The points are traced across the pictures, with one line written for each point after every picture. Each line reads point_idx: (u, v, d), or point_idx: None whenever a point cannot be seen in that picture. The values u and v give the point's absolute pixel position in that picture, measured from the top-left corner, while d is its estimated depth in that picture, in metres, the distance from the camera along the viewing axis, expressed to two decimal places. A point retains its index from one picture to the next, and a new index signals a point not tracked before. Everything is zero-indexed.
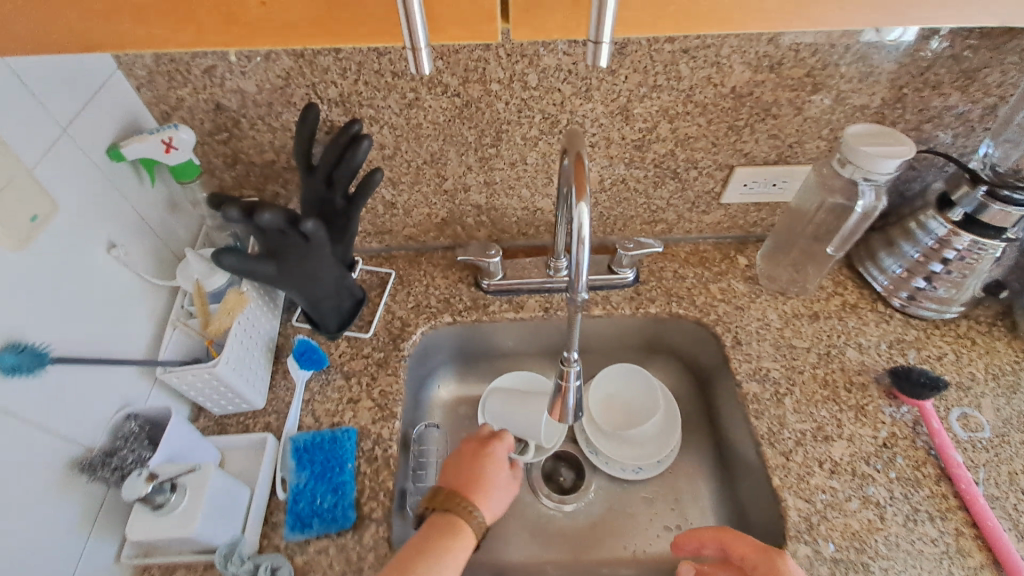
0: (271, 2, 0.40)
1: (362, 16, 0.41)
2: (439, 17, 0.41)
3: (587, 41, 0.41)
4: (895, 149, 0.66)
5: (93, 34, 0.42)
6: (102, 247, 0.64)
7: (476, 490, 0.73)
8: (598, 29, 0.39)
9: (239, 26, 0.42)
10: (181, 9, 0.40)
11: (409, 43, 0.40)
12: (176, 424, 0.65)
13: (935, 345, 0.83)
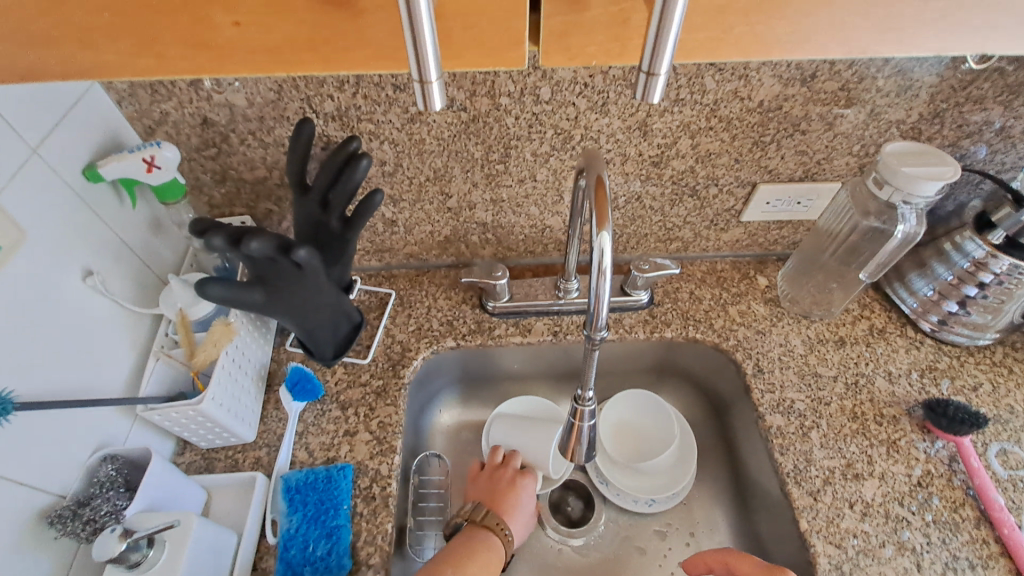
0: (245, 20, 0.35)
1: (356, 41, 0.37)
2: (455, 42, 0.37)
3: (638, 72, 0.36)
4: (937, 169, 0.62)
5: (60, 67, 0.37)
6: (76, 275, 0.59)
7: (509, 510, 0.75)
8: (653, 59, 0.34)
9: (212, 50, 0.37)
10: (147, 29, 0.35)
11: (418, 77, 0.35)
12: (156, 469, 0.59)
13: (970, 375, 0.78)
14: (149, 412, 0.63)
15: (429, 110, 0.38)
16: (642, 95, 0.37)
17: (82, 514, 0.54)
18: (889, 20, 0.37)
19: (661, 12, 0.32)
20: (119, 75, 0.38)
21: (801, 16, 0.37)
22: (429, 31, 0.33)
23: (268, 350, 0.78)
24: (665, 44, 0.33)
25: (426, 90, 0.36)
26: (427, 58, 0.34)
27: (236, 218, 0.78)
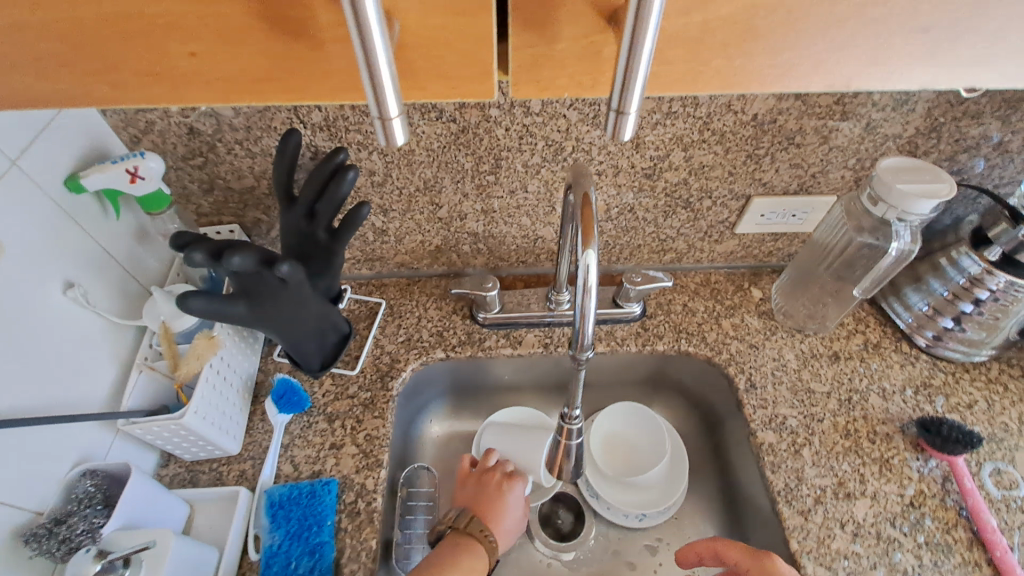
0: (202, 52, 0.35)
1: (317, 74, 0.37)
2: (421, 74, 0.37)
3: (609, 110, 0.35)
4: (932, 187, 0.61)
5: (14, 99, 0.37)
6: (57, 287, 0.58)
7: (499, 510, 0.73)
8: (623, 96, 0.33)
9: (168, 81, 0.36)
10: (102, 61, 0.35)
11: (376, 113, 0.34)
12: (136, 485, 0.58)
13: (965, 392, 0.77)
14: (131, 426, 0.62)
15: (391, 146, 0.36)
16: (613, 132, 0.36)
17: (57, 533, 0.52)
18: (877, 49, 0.36)
19: (629, 54, 0.31)
20: (82, 103, 0.38)
21: (791, 43, 0.36)
22: (387, 71, 0.31)
23: (255, 360, 0.77)
24: (634, 84, 0.33)
25: (387, 127, 0.34)
26: (386, 97, 0.32)
27: (225, 227, 0.77)
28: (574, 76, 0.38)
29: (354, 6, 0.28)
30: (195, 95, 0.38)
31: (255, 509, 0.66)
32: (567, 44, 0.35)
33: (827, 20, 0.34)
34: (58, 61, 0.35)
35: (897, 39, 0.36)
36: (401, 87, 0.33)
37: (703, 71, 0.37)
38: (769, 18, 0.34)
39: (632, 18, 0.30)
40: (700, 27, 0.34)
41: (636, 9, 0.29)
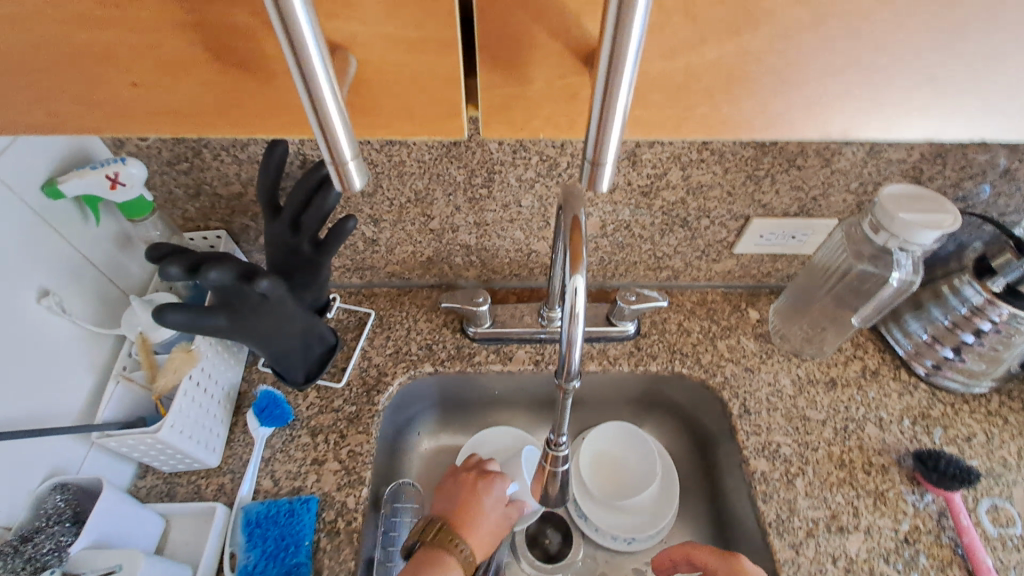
0: (144, 84, 0.36)
1: (269, 108, 0.38)
2: (383, 109, 0.38)
3: (584, 161, 0.35)
4: (936, 217, 0.60)
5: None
6: (32, 295, 0.56)
7: (474, 514, 0.71)
8: (598, 148, 0.34)
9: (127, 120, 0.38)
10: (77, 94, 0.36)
11: (331, 160, 0.33)
12: (107, 502, 0.57)
13: (964, 424, 0.76)
14: (105, 439, 0.60)
15: (349, 190, 0.35)
16: (589, 183, 0.36)
17: (23, 552, 0.51)
18: (871, 91, 0.36)
19: (602, 106, 0.31)
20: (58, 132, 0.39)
21: (783, 82, 0.35)
22: (340, 120, 0.31)
23: (238, 369, 0.76)
24: (609, 136, 0.33)
25: (342, 172, 0.34)
26: (340, 143, 0.32)
27: (211, 232, 0.74)
28: (550, 118, 0.39)
29: (299, 60, 0.28)
30: (176, 124, 0.39)
31: (232, 526, 0.65)
32: (542, 85, 0.36)
33: (821, 61, 0.34)
34: (39, 88, 0.36)
35: (890, 78, 0.35)
36: (355, 132, 0.33)
37: (692, 111, 0.37)
38: (755, 60, 0.34)
39: (604, 73, 0.30)
40: (682, 71, 0.35)
41: (609, 61, 0.29)
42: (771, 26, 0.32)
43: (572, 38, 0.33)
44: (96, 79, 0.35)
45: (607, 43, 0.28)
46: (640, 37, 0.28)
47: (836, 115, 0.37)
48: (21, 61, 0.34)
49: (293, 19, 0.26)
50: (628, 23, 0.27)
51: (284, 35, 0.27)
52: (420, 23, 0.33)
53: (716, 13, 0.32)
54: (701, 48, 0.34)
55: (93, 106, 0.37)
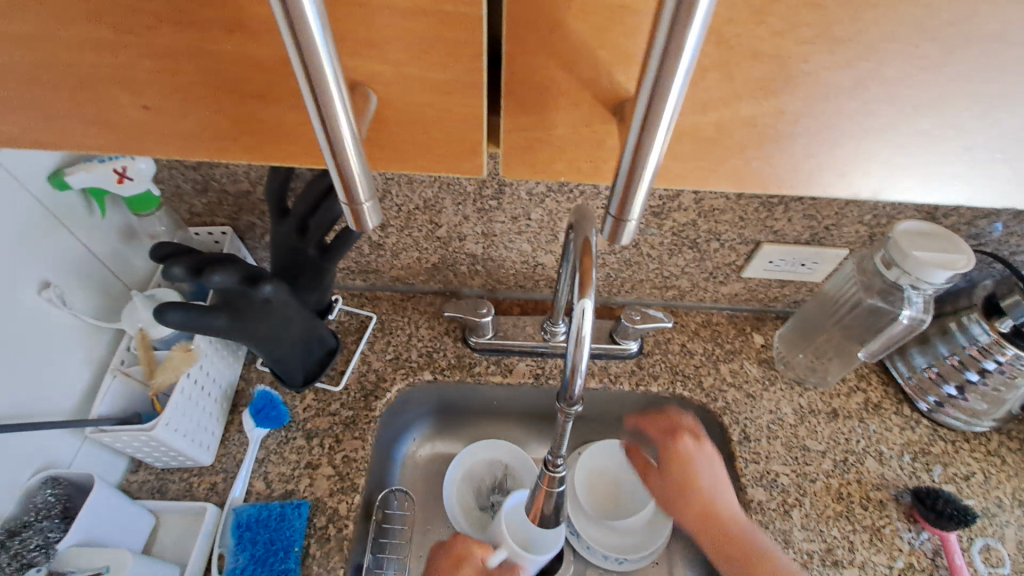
0: (156, 106, 0.35)
1: (283, 136, 0.38)
2: (400, 142, 0.38)
3: (607, 215, 0.34)
4: (949, 256, 0.60)
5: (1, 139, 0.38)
6: (33, 287, 0.56)
7: None
8: (624, 204, 0.32)
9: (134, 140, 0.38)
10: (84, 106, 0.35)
11: (347, 201, 0.32)
12: (95, 500, 0.56)
13: (963, 462, 0.75)
14: (99, 434, 0.60)
15: (362, 230, 0.34)
16: (609, 236, 0.35)
17: (9, 547, 0.51)
18: (902, 148, 0.35)
19: (632, 162, 0.30)
20: (64, 140, 0.38)
21: (811, 137, 0.35)
22: (357, 162, 0.30)
23: (236, 367, 0.75)
24: (636, 191, 0.32)
25: (356, 213, 0.33)
26: (357, 184, 0.31)
27: (217, 228, 0.73)
28: (573, 162, 0.39)
29: (320, 103, 0.27)
30: (190, 148, 0.39)
31: (222, 527, 0.64)
32: (565, 131, 0.37)
33: (852, 117, 0.34)
34: (47, 95, 0.35)
35: (921, 137, 0.34)
36: (372, 173, 0.32)
37: (721, 157, 0.37)
38: (785, 120, 0.34)
39: (637, 126, 0.29)
40: (713, 126, 0.35)
41: (643, 117, 0.28)
42: (805, 88, 0.32)
43: (600, 88, 0.33)
44: (115, 96, 0.35)
45: (642, 103, 0.27)
46: (678, 100, 0.27)
47: (859, 173, 0.37)
48: (39, 74, 0.33)
49: (317, 66, 0.26)
50: (668, 85, 0.26)
51: (306, 81, 0.26)
52: (445, 65, 0.33)
53: (754, 71, 0.32)
54: (735, 103, 0.34)
55: (104, 126, 0.37)
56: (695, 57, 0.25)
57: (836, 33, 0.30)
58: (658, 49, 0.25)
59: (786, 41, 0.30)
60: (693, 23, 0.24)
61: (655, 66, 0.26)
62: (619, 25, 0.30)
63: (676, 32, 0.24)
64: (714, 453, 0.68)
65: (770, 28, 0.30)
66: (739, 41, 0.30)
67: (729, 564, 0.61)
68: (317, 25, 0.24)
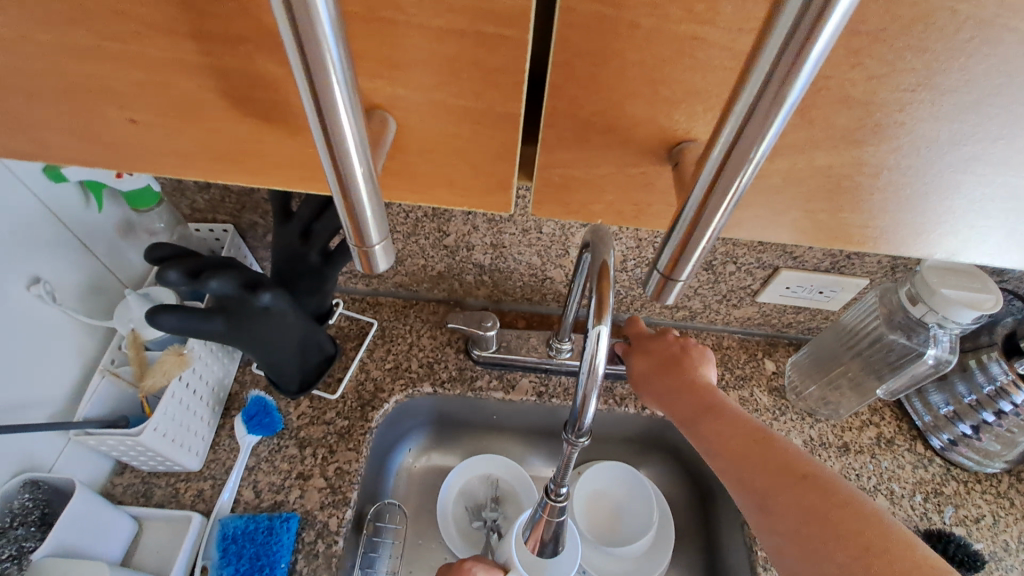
0: (142, 121, 0.34)
1: (278, 162, 0.37)
2: (413, 159, 0.35)
3: (652, 267, 0.31)
4: (978, 295, 0.57)
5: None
6: (21, 282, 0.53)
7: None
8: (676, 263, 0.29)
9: (125, 147, 0.36)
10: (78, 106, 0.33)
11: (363, 243, 0.30)
12: (76, 508, 0.54)
13: (975, 504, 0.72)
14: (84, 438, 0.57)
15: (374, 273, 0.32)
16: (654, 293, 0.32)
17: None
18: (957, 190, 0.33)
19: (692, 222, 0.27)
20: (61, 140, 0.35)
21: (890, 181, 0.34)
22: (373, 203, 0.28)
23: (230, 369, 0.73)
24: (691, 253, 0.28)
25: (367, 257, 0.30)
26: (371, 227, 0.29)
27: (218, 225, 0.71)
28: (612, 205, 0.38)
29: (335, 146, 0.25)
30: (192, 157, 0.37)
31: (206, 539, 0.62)
32: (607, 170, 0.36)
33: (922, 155, 0.32)
34: (42, 95, 0.32)
35: (979, 178, 0.33)
36: (387, 214, 0.29)
37: (768, 181, 0.35)
38: (866, 171, 0.33)
39: (705, 182, 0.26)
40: (782, 175, 0.34)
41: (714, 175, 0.25)
42: (889, 139, 0.31)
43: (656, 127, 0.32)
44: (126, 100, 0.32)
45: (715, 157, 0.25)
46: (754, 170, 0.25)
47: (888, 211, 0.36)
48: (33, 74, 0.31)
49: (334, 108, 0.23)
50: (751, 145, 0.23)
51: (320, 124, 0.24)
52: (480, 94, 0.31)
53: (840, 119, 0.30)
54: (811, 151, 0.32)
55: (111, 129, 0.34)
56: (783, 128, 0.22)
57: (940, 82, 0.28)
58: (741, 108, 0.23)
59: (883, 86, 0.28)
60: (791, 91, 0.21)
61: (734, 130, 0.23)
62: (685, 60, 0.28)
63: (767, 95, 0.21)
64: (700, 347, 0.64)
65: (867, 72, 0.28)
66: (827, 85, 0.28)
67: (719, 435, 0.51)
68: (338, 68, 0.22)
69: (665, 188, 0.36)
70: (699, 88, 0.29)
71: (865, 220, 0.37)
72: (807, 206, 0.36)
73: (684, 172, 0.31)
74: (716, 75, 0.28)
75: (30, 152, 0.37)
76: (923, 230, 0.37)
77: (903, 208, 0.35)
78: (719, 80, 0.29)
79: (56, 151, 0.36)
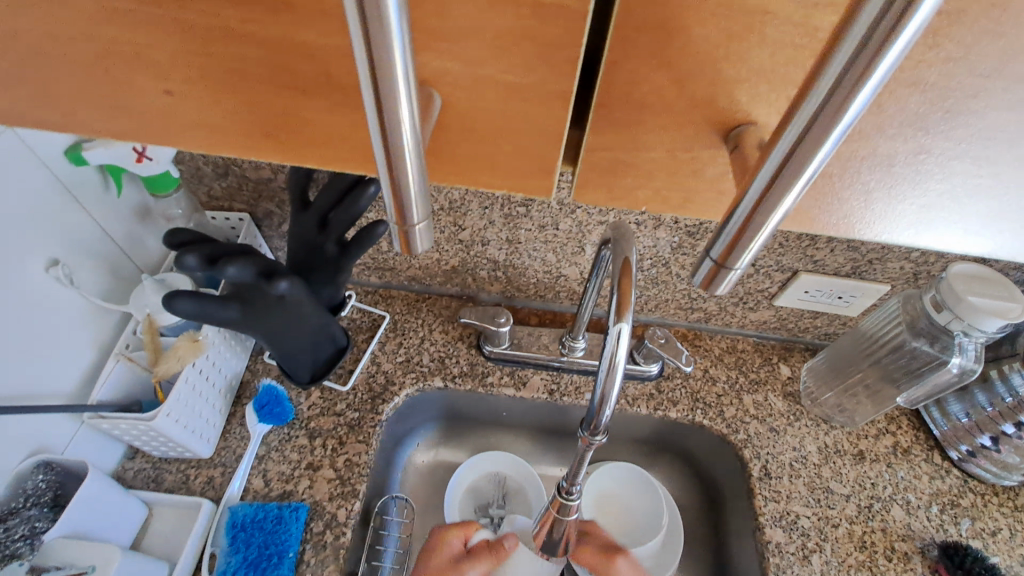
0: (178, 91, 0.33)
1: (314, 136, 0.36)
2: (454, 139, 0.35)
3: (705, 255, 0.30)
4: (1006, 304, 0.56)
5: (30, 110, 0.35)
6: (40, 263, 0.54)
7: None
8: (730, 251, 0.28)
9: (158, 122, 0.36)
10: (113, 75, 0.33)
11: (406, 220, 0.29)
12: (89, 488, 0.55)
13: (992, 517, 0.70)
14: (97, 421, 0.58)
15: (410, 253, 0.32)
16: (702, 282, 0.31)
17: None
18: (1011, 183, 0.33)
19: (751, 209, 0.26)
20: (93, 111, 0.35)
21: (949, 174, 0.33)
22: (418, 180, 0.28)
23: (242, 358, 0.73)
24: (748, 241, 0.28)
25: (406, 234, 0.30)
26: (414, 205, 0.29)
27: (234, 214, 0.70)
28: (659, 190, 0.37)
29: (388, 118, 0.24)
30: (225, 132, 0.36)
31: (215, 526, 0.61)
32: (656, 152, 0.35)
33: (980, 147, 0.31)
34: (80, 63, 0.32)
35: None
36: (429, 193, 0.29)
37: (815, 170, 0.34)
38: (929, 160, 0.32)
39: (772, 166, 0.25)
40: (841, 164, 0.33)
41: (783, 160, 0.24)
42: (960, 127, 0.30)
43: (717, 109, 0.31)
44: (165, 69, 0.32)
45: (785, 141, 0.24)
46: (823, 159, 0.24)
47: (928, 208, 0.35)
48: (73, 40, 0.31)
49: (392, 81, 0.23)
50: (827, 128, 0.22)
51: (375, 96, 0.24)
52: (531, 69, 0.30)
53: (911, 102, 0.29)
54: (876, 138, 0.31)
55: (147, 100, 0.34)
56: (863, 110, 0.22)
57: (1011, 65, 0.27)
58: (820, 91, 0.22)
59: (960, 70, 0.27)
60: (876, 72, 0.20)
61: (809, 112, 0.23)
62: (753, 36, 0.27)
63: (849, 76, 0.21)
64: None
65: (945, 54, 0.27)
66: (901, 67, 0.27)
67: None
68: (399, 38, 0.22)
69: (717, 175, 0.36)
70: (764, 67, 0.29)
71: (904, 216, 0.36)
72: (849, 198, 0.35)
73: (745, 155, 0.30)
74: (783, 53, 0.28)
75: (64, 123, 0.36)
76: (962, 228, 0.36)
77: (944, 204, 0.35)
78: (785, 58, 0.28)
79: (89, 124, 0.36)
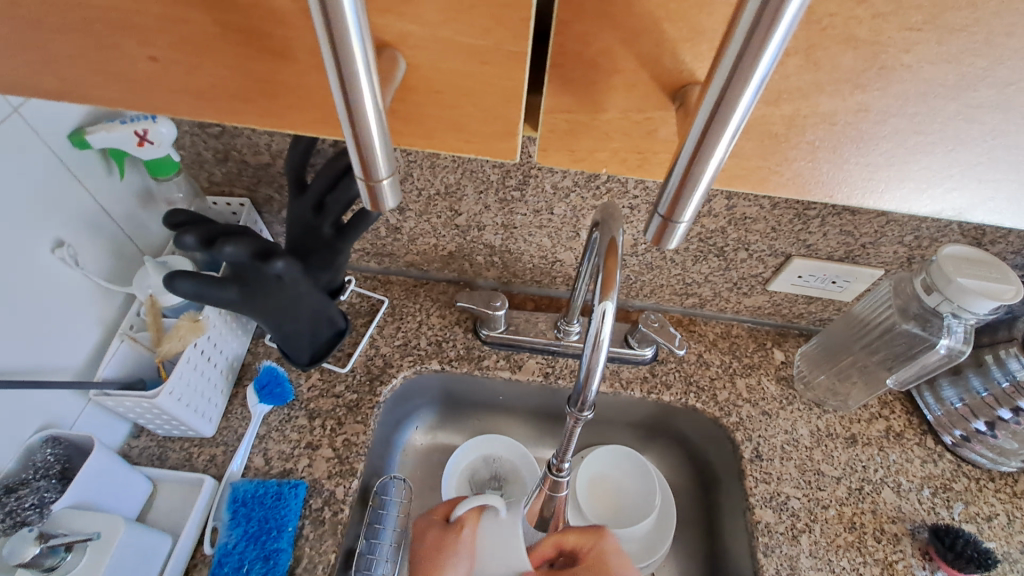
0: (162, 58, 0.35)
1: (294, 103, 0.37)
2: (424, 109, 0.36)
3: (654, 213, 0.31)
4: (995, 284, 0.57)
5: (18, 80, 0.37)
6: (46, 244, 0.55)
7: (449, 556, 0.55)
8: (675, 205, 0.30)
9: (138, 90, 0.37)
10: (97, 43, 0.34)
11: (367, 175, 0.31)
12: (94, 460, 0.56)
13: (986, 503, 0.71)
14: (103, 398, 0.60)
15: (380, 211, 0.33)
16: (655, 237, 0.32)
17: (5, 504, 0.51)
18: (974, 141, 0.33)
19: (689, 162, 0.28)
20: (78, 81, 0.37)
21: (905, 138, 0.33)
22: (379, 137, 0.29)
23: (244, 341, 0.74)
24: (690, 193, 0.29)
25: (374, 192, 0.32)
26: (377, 160, 0.30)
27: (235, 200, 0.72)
28: (617, 152, 0.38)
29: (345, 74, 0.26)
30: (208, 98, 0.37)
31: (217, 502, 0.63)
32: (614, 115, 0.35)
33: (931, 104, 0.31)
34: (60, 30, 0.33)
35: (992, 134, 0.32)
36: (392, 148, 0.30)
37: (768, 131, 0.34)
38: (871, 117, 0.32)
39: (703, 118, 0.26)
40: (784, 123, 0.34)
41: (711, 112, 0.25)
42: (894, 83, 0.30)
43: (661, 70, 0.32)
44: (144, 36, 0.33)
45: (711, 94, 0.25)
46: (745, 114, 0.25)
47: (886, 169, 0.35)
48: (53, 9, 0.32)
49: (346, 36, 0.24)
50: (746, 76, 0.23)
51: (329, 49, 0.25)
52: (487, 31, 0.31)
53: (844, 60, 0.30)
54: (816, 96, 0.32)
55: (130, 64, 0.35)
56: (772, 66, 0.23)
57: (945, 22, 0.28)
58: (737, 44, 0.23)
59: (888, 25, 0.28)
60: (777, 31, 0.22)
61: (726, 70, 0.24)
62: None
63: (759, 29, 0.22)
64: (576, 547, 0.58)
65: (872, 10, 0.28)
66: (833, 24, 0.28)
67: None
68: None
69: (669, 136, 0.36)
70: (705, 27, 0.29)
71: (863, 182, 0.37)
72: (807, 163, 0.36)
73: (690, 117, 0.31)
74: (721, 13, 0.29)
75: (53, 91, 0.38)
76: (934, 195, 0.36)
77: (907, 168, 0.35)
78: (725, 19, 0.29)
79: (74, 91, 0.37)
